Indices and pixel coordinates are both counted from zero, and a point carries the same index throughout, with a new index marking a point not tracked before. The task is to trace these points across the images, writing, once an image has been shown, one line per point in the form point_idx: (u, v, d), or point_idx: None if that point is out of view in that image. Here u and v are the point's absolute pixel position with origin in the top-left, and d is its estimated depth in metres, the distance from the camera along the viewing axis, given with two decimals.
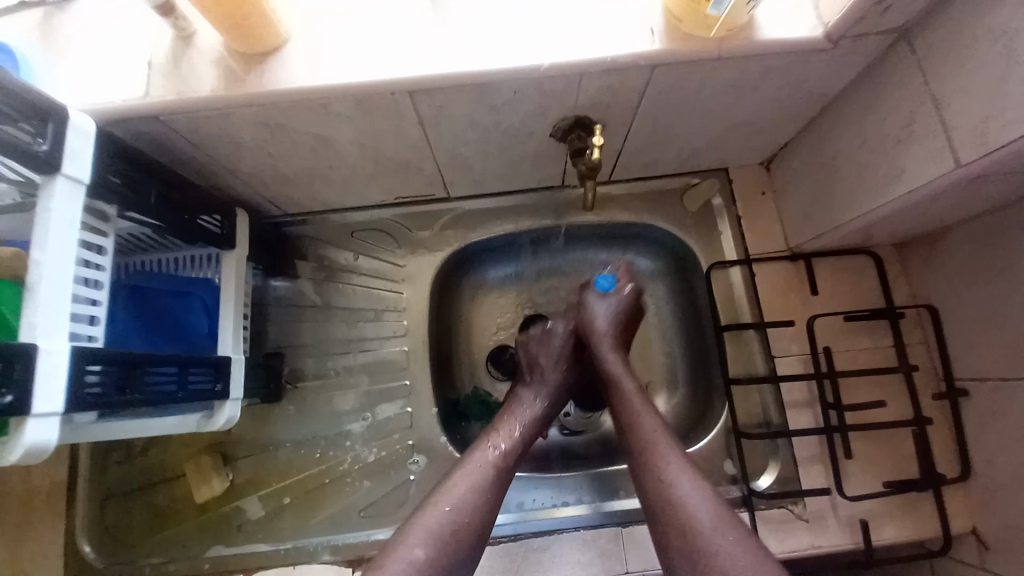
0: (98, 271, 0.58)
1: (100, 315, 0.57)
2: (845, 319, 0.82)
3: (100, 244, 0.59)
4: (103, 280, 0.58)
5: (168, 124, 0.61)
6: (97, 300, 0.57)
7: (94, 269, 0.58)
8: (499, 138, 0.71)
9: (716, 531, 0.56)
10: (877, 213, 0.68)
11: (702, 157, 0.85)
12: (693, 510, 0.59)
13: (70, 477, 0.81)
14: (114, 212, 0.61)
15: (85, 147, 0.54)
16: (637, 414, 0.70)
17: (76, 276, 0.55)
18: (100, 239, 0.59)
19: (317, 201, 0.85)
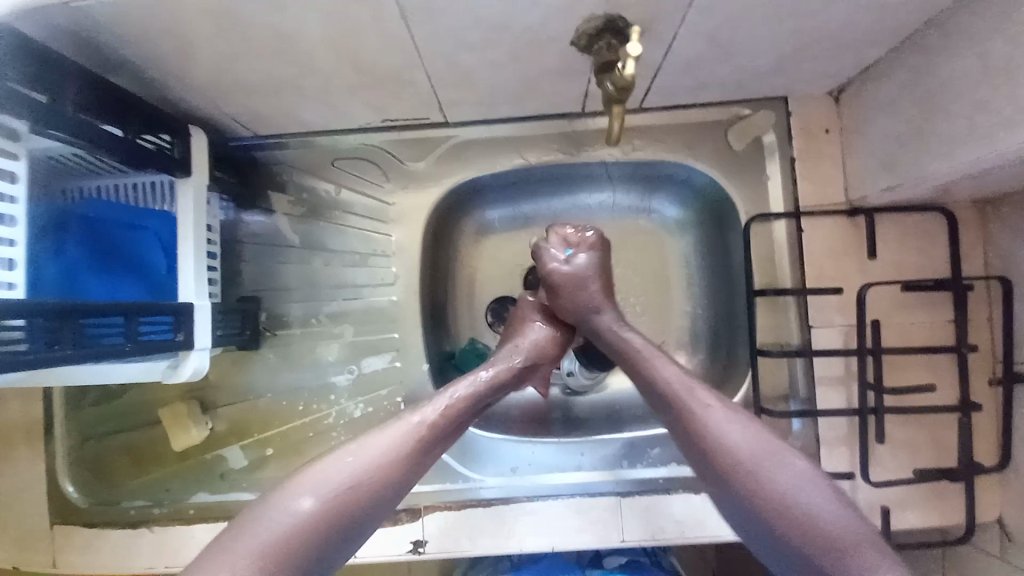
0: (12, 204, 0.48)
1: (20, 259, 0.49)
2: (903, 289, 0.70)
3: (11, 170, 0.49)
4: (20, 216, 0.49)
5: (85, 15, 0.46)
6: (15, 241, 0.49)
7: (6, 202, 0.48)
8: (505, 42, 0.55)
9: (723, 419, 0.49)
10: (979, 163, 0.54)
11: (759, 81, 0.68)
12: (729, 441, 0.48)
13: (46, 416, 0.77)
14: (25, 130, 0.49)
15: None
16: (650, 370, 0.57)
17: None
18: (9, 164, 0.48)
19: (289, 120, 0.71)
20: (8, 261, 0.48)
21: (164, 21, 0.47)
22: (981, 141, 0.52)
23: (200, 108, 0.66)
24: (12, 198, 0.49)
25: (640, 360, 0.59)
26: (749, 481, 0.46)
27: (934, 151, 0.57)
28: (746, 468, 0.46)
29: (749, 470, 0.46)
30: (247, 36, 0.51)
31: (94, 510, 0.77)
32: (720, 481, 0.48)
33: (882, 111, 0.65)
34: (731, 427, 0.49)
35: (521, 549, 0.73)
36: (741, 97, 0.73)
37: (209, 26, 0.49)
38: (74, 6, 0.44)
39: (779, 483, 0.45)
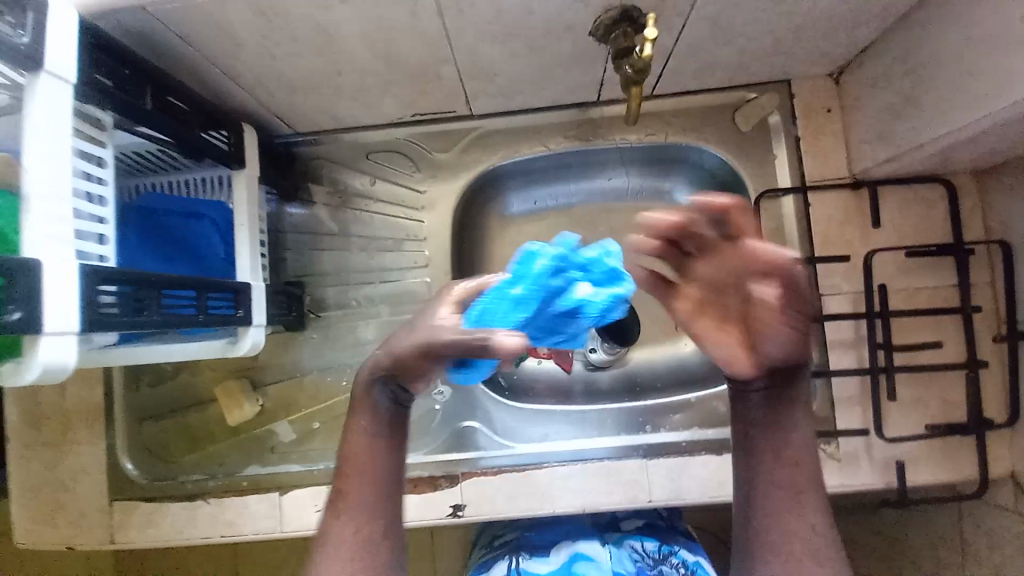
0: (101, 185, 0.53)
1: (109, 234, 0.54)
2: (907, 255, 0.75)
3: (100, 156, 0.54)
4: (108, 196, 0.54)
5: (158, 18, 0.52)
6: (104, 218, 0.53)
7: (97, 183, 0.53)
8: (531, 32, 0.61)
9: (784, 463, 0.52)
10: (975, 126, 0.58)
11: (764, 65, 0.74)
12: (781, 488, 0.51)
13: (106, 399, 0.83)
14: (111, 120, 0.55)
15: (73, 39, 0.45)
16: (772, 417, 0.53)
17: (77, 189, 0.50)
18: (99, 150, 0.54)
19: (327, 115, 0.77)
20: (99, 236, 0.53)
21: (231, 22, 0.54)
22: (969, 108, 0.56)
23: (250, 107, 0.73)
24: (99, 180, 0.53)
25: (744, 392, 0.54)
26: (786, 507, 0.51)
27: (930, 120, 0.62)
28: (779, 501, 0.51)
29: (785, 504, 0.51)
30: (300, 36, 0.57)
31: (153, 485, 0.82)
32: (761, 502, 0.52)
33: (880, 88, 0.69)
34: (790, 480, 0.52)
35: (553, 512, 0.77)
36: (746, 82, 0.79)
37: (268, 26, 0.55)
38: (151, 9, 0.51)
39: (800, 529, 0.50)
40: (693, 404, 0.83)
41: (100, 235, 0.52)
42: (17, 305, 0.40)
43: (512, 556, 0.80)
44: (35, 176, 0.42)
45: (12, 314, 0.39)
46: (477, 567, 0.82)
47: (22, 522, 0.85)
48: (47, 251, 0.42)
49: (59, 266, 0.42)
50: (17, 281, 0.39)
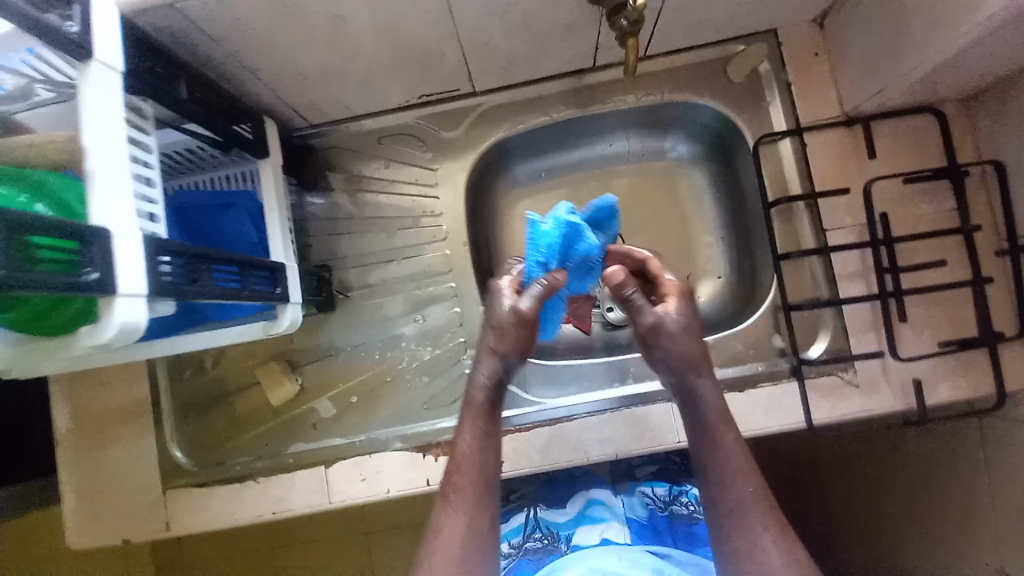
0: (148, 168, 0.54)
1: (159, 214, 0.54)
2: (905, 182, 0.78)
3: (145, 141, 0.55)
4: (155, 178, 0.54)
5: (184, 14, 0.56)
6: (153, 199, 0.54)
7: (144, 165, 0.54)
8: (526, 4, 0.64)
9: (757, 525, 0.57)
10: (956, 49, 0.61)
11: (750, 16, 0.77)
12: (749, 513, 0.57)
13: (153, 394, 0.87)
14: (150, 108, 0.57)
15: (114, 31, 0.48)
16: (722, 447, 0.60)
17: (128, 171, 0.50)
18: (144, 136, 0.55)
19: (339, 104, 0.81)
20: (151, 216, 0.53)
21: (248, 15, 0.58)
22: (948, 31, 0.60)
23: (266, 103, 0.77)
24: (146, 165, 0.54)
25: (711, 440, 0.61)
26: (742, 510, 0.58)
27: (914, 49, 0.65)
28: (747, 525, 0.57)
29: (746, 512, 0.58)
30: (312, 25, 0.61)
31: (203, 470, 0.86)
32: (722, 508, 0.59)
33: (863, 25, 0.72)
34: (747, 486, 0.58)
35: (588, 460, 0.81)
36: (735, 34, 0.82)
37: (282, 17, 0.59)
38: (178, 7, 0.55)
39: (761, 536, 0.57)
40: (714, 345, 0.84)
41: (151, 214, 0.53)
42: (94, 265, 0.43)
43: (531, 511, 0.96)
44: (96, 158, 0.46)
45: (91, 274, 0.42)
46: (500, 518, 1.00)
47: (73, 522, 0.86)
48: (116, 222, 0.45)
49: (126, 235, 0.45)
50: (88, 245, 0.42)
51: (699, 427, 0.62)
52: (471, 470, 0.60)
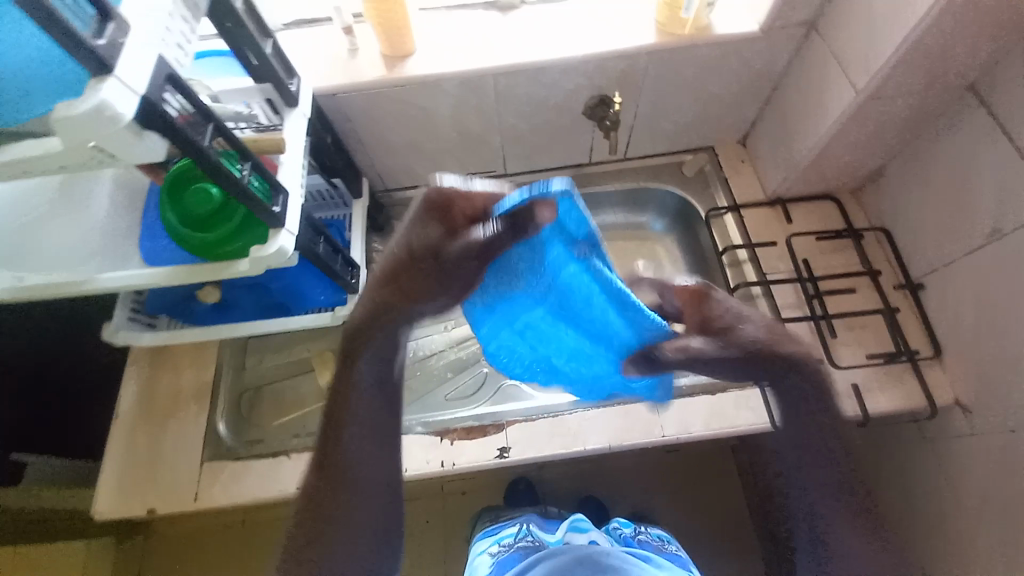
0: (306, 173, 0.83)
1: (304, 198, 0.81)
2: (817, 239, 1.06)
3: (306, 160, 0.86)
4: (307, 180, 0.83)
5: (339, 101, 0.93)
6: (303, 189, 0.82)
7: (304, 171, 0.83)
8: (548, 111, 1.03)
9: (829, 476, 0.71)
10: (821, 144, 0.95)
11: (693, 133, 1.16)
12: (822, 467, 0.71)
13: (215, 379, 1.01)
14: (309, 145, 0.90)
15: (307, 98, 0.83)
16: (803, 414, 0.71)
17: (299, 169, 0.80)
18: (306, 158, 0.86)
19: (412, 174, 1.17)
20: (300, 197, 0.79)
21: (379, 105, 0.96)
22: (813, 134, 0.95)
23: (363, 166, 1.12)
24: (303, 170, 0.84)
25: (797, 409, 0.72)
26: (819, 471, 0.71)
27: (799, 148, 1.00)
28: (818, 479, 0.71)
29: (823, 472, 0.71)
30: (414, 114, 0.99)
31: (240, 446, 0.96)
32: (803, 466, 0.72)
33: (768, 140, 1.10)
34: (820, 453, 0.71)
35: (585, 448, 0.93)
36: (685, 146, 1.20)
37: (399, 108, 0.97)
38: (339, 95, 0.92)
39: (829, 489, 0.71)
40: None
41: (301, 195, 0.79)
42: (279, 206, 0.69)
43: (525, 523, 1.06)
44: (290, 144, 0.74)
45: (276, 209, 0.68)
46: (494, 526, 1.09)
47: (106, 489, 0.93)
48: (291, 187, 0.73)
49: (293, 196, 0.73)
50: (278, 193, 0.69)
51: (788, 393, 0.71)
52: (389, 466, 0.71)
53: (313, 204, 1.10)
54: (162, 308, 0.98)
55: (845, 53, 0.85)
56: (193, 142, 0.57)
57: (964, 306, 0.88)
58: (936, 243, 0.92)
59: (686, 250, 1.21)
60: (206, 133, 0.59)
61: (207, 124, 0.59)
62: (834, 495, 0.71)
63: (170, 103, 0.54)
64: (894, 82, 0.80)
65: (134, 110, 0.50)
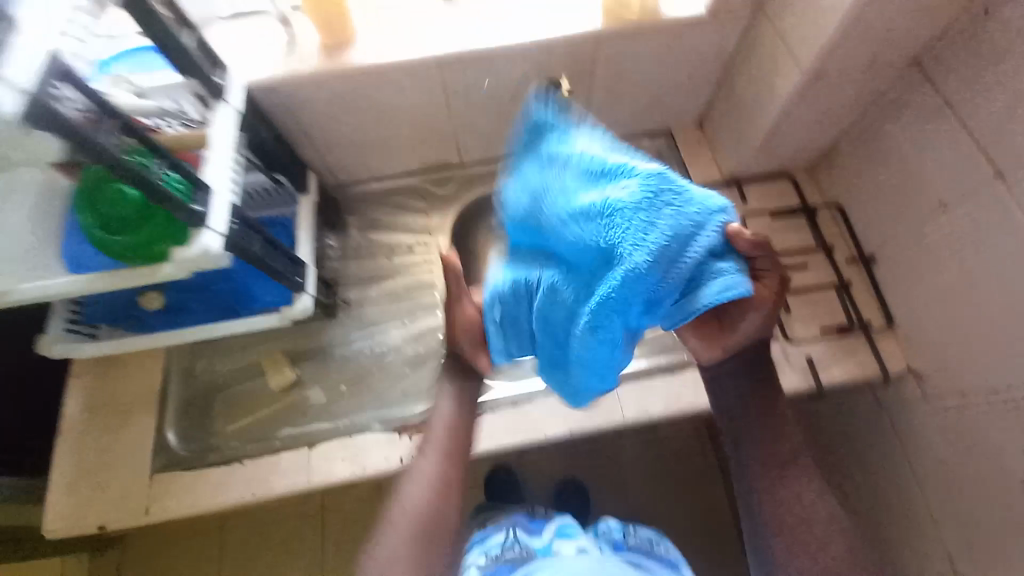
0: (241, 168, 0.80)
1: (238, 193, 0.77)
2: (772, 218, 1.06)
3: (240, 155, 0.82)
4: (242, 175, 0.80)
5: (275, 93, 0.89)
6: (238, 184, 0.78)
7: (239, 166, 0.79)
8: (497, 99, 1.01)
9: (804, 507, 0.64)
10: (772, 123, 0.94)
11: (648, 117, 1.14)
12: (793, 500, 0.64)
13: (163, 385, 0.98)
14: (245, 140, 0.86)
15: (240, 92, 0.80)
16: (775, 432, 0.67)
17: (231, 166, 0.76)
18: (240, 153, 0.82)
19: (363, 167, 1.13)
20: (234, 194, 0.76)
21: (319, 98, 0.92)
22: (763, 114, 0.94)
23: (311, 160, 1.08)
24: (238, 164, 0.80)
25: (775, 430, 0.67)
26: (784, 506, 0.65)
27: (751, 127, 0.99)
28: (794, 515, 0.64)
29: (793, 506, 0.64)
30: (356, 105, 0.95)
31: (192, 454, 0.93)
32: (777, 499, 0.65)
33: (723, 121, 1.09)
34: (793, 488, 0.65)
35: (545, 438, 0.92)
36: (642, 130, 1.19)
37: (340, 100, 0.93)
38: (275, 88, 0.88)
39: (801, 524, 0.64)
40: (649, 339, 1.02)
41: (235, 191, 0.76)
42: (201, 203, 0.66)
43: (512, 529, 0.97)
44: (216, 137, 0.71)
45: (198, 207, 0.65)
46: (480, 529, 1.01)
47: (54, 509, 0.87)
48: (218, 184, 0.69)
49: (221, 194, 0.69)
50: (200, 191, 0.66)
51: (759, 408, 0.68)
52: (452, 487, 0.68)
53: (253, 203, 1.04)
54: (105, 318, 0.93)
55: (789, 32, 0.83)
56: (96, 140, 0.53)
57: (915, 279, 0.89)
58: (887, 217, 0.92)
59: None
60: (109, 129, 0.55)
61: (110, 127, 0.57)
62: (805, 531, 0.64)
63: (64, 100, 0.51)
64: (837, 58, 0.79)
65: (21, 106, 0.46)
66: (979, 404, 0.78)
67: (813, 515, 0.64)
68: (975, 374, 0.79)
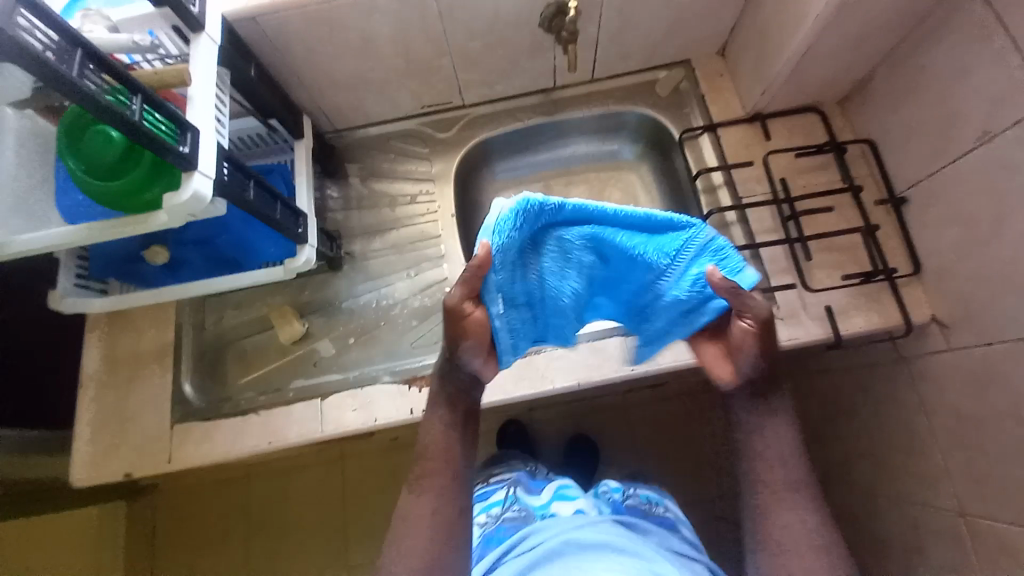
0: (226, 108, 0.75)
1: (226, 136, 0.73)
2: (796, 157, 0.99)
3: (225, 94, 0.77)
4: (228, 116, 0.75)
5: (259, 25, 0.82)
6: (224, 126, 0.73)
7: (224, 106, 0.74)
8: (500, 28, 0.93)
9: (802, 523, 0.67)
10: (800, 48, 0.85)
11: (665, 46, 1.05)
12: (789, 519, 0.67)
13: (176, 339, 0.97)
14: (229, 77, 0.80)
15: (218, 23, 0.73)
16: (769, 451, 0.70)
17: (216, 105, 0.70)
18: (224, 91, 0.76)
19: (360, 111, 1.07)
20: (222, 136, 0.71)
21: (304, 30, 0.85)
22: (792, 37, 0.85)
23: (304, 104, 1.02)
24: (222, 103, 0.74)
25: (769, 446, 0.70)
26: (782, 517, 0.67)
27: (778, 54, 0.90)
28: (791, 534, 0.66)
29: (789, 522, 0.67)
30: (346, 38, 0.88)
31: (208, 406, 0.95)
32: (773, 509, 0.68)
33: (747, 49, 0.99)
34: (792, 506, 0.67)
35: (555, 387, 0.91)
36: (658, 63, 1.10)
37: (327, 32, 0.86)
38: (257, 19, 0.81)
39: (798, 541, 0.66)
40: None
41: (222, 133, 0.71)
42: (186, 145, 0.62)
43: (512, 488, 1.01)
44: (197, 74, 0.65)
45: (184, 150, 0.61)
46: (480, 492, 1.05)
47: (81, 458, 0.91)
48: (202, 125, 0.65)
49: (208, 136, 0.65)
50: (185, 131, 0.62)
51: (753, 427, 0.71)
52: (442, 453, 0.70)
53: (246, 151, 1.00)
54: (109, 271, 0.91)
55: None
56: (69, 81, 0.49)
57: (948, 219, 0.83)
58: (925, 151, 0.85)
59: (662, 178, 1.14)
60: (77, 62, 0.50)
61: (78, 52, 0.50)
62: (804, 549, 0.65)
63: (29, 31, 0.45)
64: None
65: None
66: (1006, 350, 0.75)
67: (808, 533, 0.66)
68: (1008, 320, 0.74)
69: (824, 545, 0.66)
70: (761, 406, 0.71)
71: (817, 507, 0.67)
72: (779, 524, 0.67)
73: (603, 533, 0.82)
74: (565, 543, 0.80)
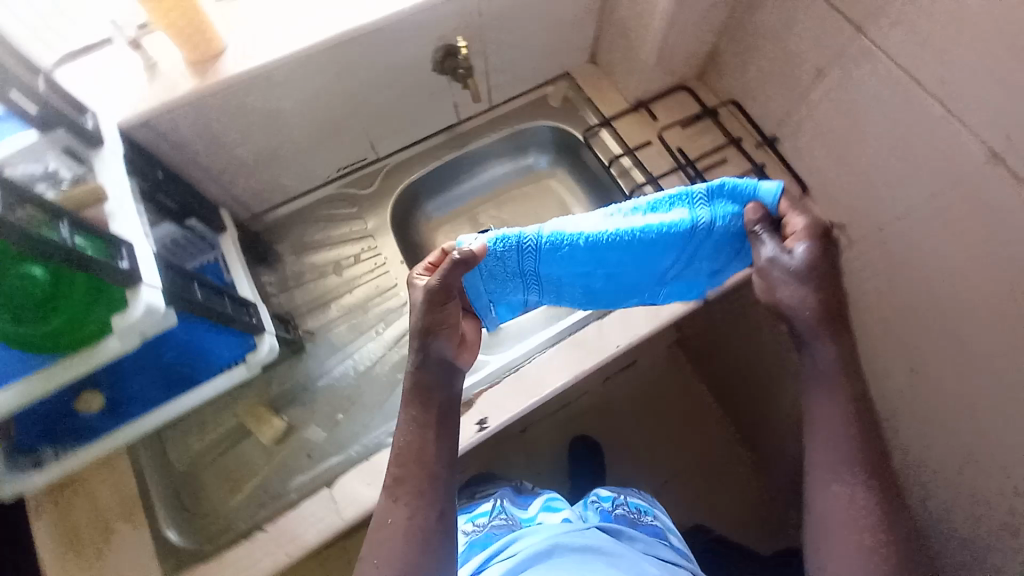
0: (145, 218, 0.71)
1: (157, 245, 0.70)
2: (683, 127, 1.14)
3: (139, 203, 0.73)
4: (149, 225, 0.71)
5: (156, 127, 0.79)
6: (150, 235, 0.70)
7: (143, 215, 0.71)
8: (399, 78, 0.98)
9: (839, 477, 0.60)
10: (658, 38, 1.00)
11: (547, 64, 1.17)
12: (831, 469, 0.61)
13: (140, 487, 0.83)
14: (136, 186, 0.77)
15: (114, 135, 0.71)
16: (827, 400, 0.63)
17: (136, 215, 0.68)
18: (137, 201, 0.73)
19: (277, 188, 1.05)
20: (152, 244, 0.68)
21: (207, 122, 0.83)
22: (649, 31, 1.00)
23: (218, 197, 0.98)
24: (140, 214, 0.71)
25: (820, 394, 0.63)
26: (834, 468, 0.61)
27: (642, 48, 1.05)
28: (838, 488, 0.60)
29: (840, 473, 0.60)
30: (252, 120, 0.88)
31: (204, 545, 0.82)
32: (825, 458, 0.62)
33: (614, 50, 1.14)
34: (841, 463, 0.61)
35: (552, 389, 0.94)
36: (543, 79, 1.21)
37: (231, 118, 0.85)
38: (154, 121, 0.78)
39: (842, 496, 0.60)
40: None
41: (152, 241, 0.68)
42: (125, 259, 0.57)
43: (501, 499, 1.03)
44: (113, 186, 0.64)
45: (124, 266, 0.57)
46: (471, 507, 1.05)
47: None
48: (133, 235, 0.62)
49: (141, 244, 0.62)
50: (118, 247, 0.57)
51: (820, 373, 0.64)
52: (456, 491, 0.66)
53: None
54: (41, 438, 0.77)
55: None
56: None
57: (813, 143, 1.01)
58: (778, 96, 1.03)
59: (578, 175, 1.24)
60: None
61: None
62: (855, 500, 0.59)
63: None
64: None
65: None
66: (890, 229, 0.91)
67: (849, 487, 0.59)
68: (883, 204, 0.91)
69: (869, 509, 0.58)
70: (827, 357, 0.63)
71: (866, 461, 0.60)
72: (826, 476, 0.61)
73: (591, 533, 0.82)
74: (554, 545, 0.80)
